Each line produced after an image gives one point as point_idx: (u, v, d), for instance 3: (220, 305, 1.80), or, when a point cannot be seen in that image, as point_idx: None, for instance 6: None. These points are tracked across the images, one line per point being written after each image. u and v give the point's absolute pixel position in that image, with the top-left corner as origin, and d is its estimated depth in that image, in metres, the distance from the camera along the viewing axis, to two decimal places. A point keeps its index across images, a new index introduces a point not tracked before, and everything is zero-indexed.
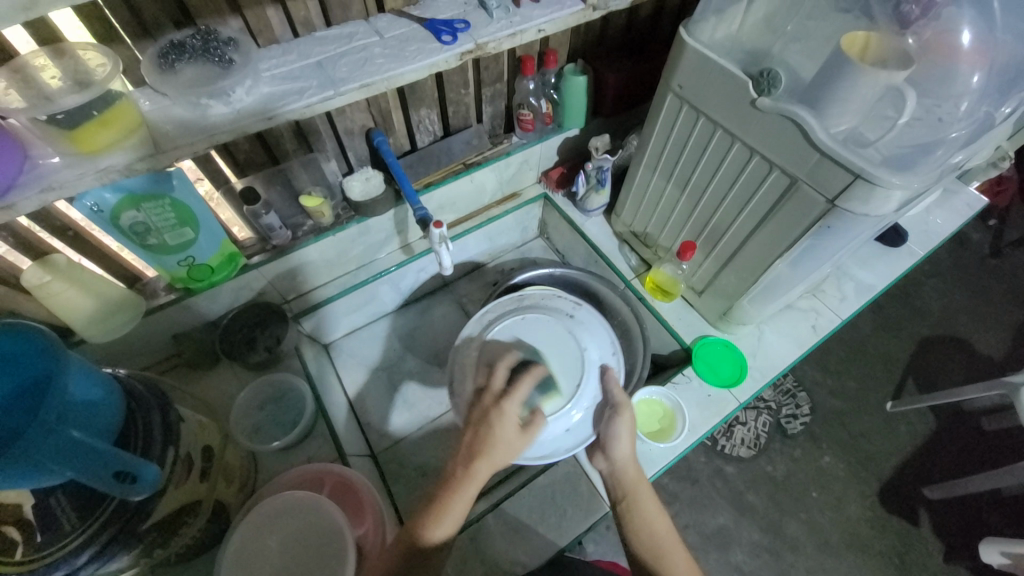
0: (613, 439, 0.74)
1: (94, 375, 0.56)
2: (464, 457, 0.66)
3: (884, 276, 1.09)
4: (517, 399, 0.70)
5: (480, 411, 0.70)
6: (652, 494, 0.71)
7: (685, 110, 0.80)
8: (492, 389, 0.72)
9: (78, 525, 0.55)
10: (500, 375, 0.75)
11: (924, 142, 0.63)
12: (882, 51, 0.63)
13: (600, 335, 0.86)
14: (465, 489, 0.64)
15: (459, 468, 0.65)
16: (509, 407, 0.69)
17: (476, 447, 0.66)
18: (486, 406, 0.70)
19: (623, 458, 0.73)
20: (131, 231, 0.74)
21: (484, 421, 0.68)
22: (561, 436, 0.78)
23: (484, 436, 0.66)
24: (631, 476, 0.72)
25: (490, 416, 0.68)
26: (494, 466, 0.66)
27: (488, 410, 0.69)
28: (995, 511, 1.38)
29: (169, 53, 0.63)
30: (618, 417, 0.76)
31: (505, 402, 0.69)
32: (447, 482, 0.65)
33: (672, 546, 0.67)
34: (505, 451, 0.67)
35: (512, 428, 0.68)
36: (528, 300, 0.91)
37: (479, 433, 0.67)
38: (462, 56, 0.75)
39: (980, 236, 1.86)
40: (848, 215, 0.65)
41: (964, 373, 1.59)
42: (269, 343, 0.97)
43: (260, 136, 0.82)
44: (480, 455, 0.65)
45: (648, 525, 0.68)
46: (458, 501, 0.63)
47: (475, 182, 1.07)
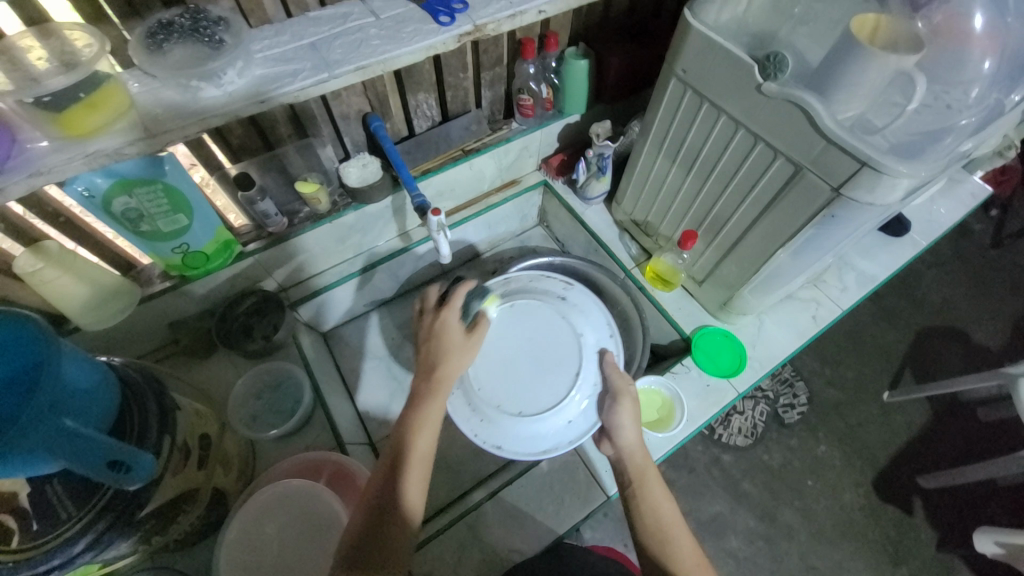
0: (618, 427, 0.75)
1: (87, 362, 0.55)
2: (422, 375, 0.71)
3: (885, 266, 1.08)
4: (454, 309, 0.74)
5: (426, 329, 0.75)
6: (660, 481, 0.70)
7: (688, 95, 0.79)
8: (431, 305, 0.76)
9: (76, 512, 0.55)
10: (433, 293, 0.78)
11: (933, 130, 0.61)
12: (891, 34, 0.61)
13: (593, 317, 0.88)
14: (430, 406, 0.68)
15: (421, 389, 0.70)
16: (452, 316, 0.74)
17: (430, 363, 0.72)
18: (430, 322, 0.75)
19: (629, 445, 0.73)
20: (124, 218, 0.73)
21: (432, 338, 0.73)
22: (564, 427, 0.82)
23: (434, 352, 0.72)
24: (637, 462, 0.72)
25: (437, 330, 0.73)
26: (452, 372, 0.71)
27: (432, 325, 0.74)
28: (988, 500, 1.40)
29: (158, 32, 0.62)
30: (617, 406, 0.77)
31: (443, 312, 0.74)
32: (412, 403, 0.69)
33: (676, 531, 0.66)
34: (458, 359, 0.72)
35: (459, 337, 0.73)
36: (516, 283, 0.93)
37: (431, 351, 0.72)
38: (461, 38, 0.73)
39: (982, 226, 1.85)
40: (853, 204, 0.64)
41: (962, 363, 1.59)
42: (267, 331, 0.96)
43: (254, 121, 0.81)
44: (433, 367, 0.71)
45: (654, 513, 0.67)
46: (429, 410, 0.68)
47: (475, 168, 1.06)
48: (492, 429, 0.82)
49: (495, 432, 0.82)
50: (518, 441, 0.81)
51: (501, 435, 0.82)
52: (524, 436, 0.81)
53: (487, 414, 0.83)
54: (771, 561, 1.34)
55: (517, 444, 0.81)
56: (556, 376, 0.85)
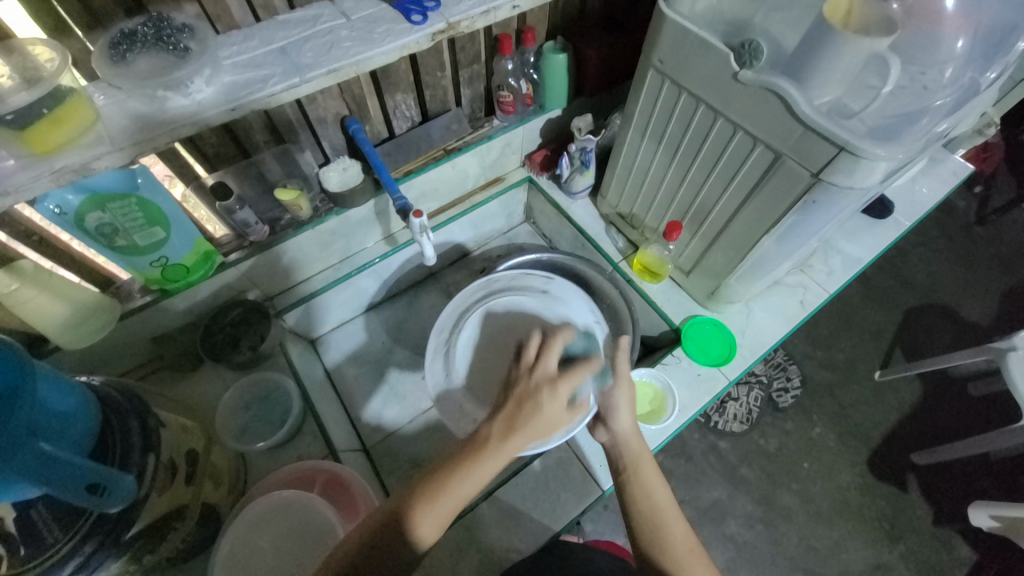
0: (613, 410, 0.73)
1: (64, 384, 0.55)
2: (503, 427, 0.60)
3: (870, 248, 1.09)
4: (569, 386, 0.65)
5: (527, 385, 0.64)
6: (655, 468, 0.69)
7: (667, 86, 0.78)
8: (544, 368, 0.66)
9: (62, 536, 0.54)
10: (553, 355, 0.67)
11: (908, 111, 0.61)
12: (864, 17, 0.61)
13: (576, 306, 0.93)
14: (493, 461, 0.58)
15: (494, 437, 0.59)
16: (562, 388, 0.64)
17: (518, 420, 0.61)
18: (534, 384, 0.64)
19: (625, 430, 0.72)
20: (98, 233, 0.71)
21: (532, 401, 0.62)
22: None
23: (529, 410, 0.61)
24: (633, 448, 0.70)
25: (540, 393, 0.63)
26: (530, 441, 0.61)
27: (537, 390, 0.63)
28: (981, 474, 1.42)
29: (121, 43, 0.60)
30: (614, 391, 0.74)
31: (561, 386, 0.63)
32: (476, 445, 0.59)
33: (669, 516, 0.65)
34: (544, 431, 0.62)
35: (562, 410, 0.63)
36: (498, 283, 0.95)
37: (524, 406, 0.61)
38: (434, 37, 0.72)
39: (966, 204, 1.87)
40: (832, 189, 0.64)
41: (951, 340, 1.61)
42: (253, 342, 0.95)
43: (228, 129, 0.79)
44: (525, 431, 0.60)
45: (648, 499, 0.66)
46: (475, 475, 0.57)
47: (457, 168, 1.05)
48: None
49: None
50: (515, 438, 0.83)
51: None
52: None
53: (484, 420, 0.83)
54: (771, 545, 1.35)
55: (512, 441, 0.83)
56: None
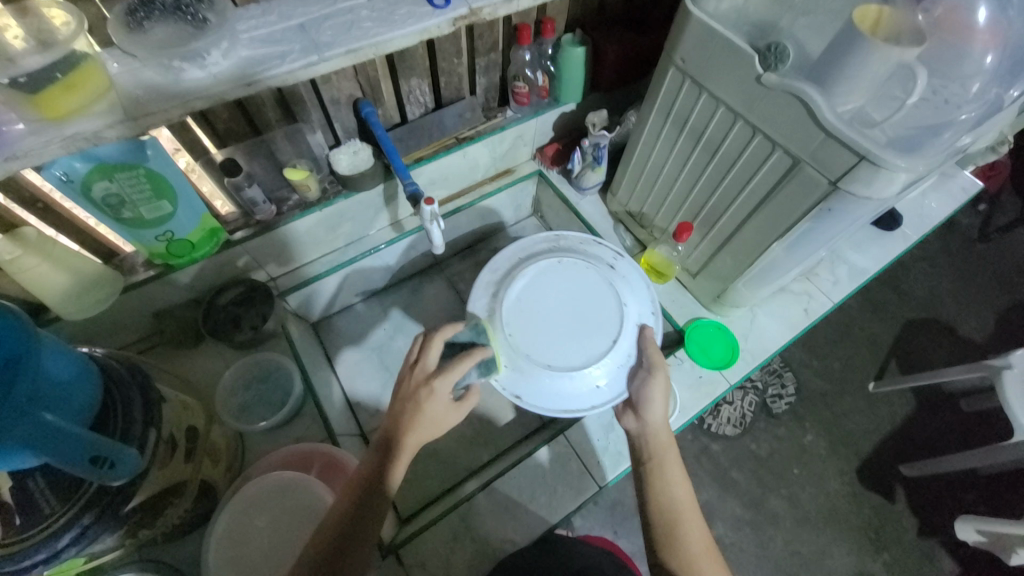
0: (645, 398, 0.76)
1: (67, 353, 0.54)
2: (390, 426, 0.65)
3: (876, 260, 1.09)
4: (449, 379, 0.68)
5: (409, 387, 0.68)
6: (679, 463, 0.70)
7: (687, 85, 0.77)
8: (423, 367, 0.70)
9: (58, 507, 0.53)
10: (434, 351, 0.71)
11: (930, 124, 0.61)
12: (894, 25, 0.60)
13: (636, 287, 0.92)
14: (403, 454, 0.64)
15: (388, 437, 0.65)
16: (439, 385, 0.67)
17: (402, 423, 0.65)
18: (415, 385, 0.68)
19: (655, 421, 0.74)
20: (104, 204, 0.70)
21: (413, 401, 0.66)
22: (592, 390, 0.83)
23: (414, 412, 0.66)
24: (660, 439, 0.72)
25: (419, 395, 0.67)
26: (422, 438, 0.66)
27: (417, 390, 0.67)
28: (968, 489, 1.44)
29: (138, 10, 0.59)
30: (651, 379, 0.78)
31: (436, 382, 0.67)
32: (386, 445, 0.64)
33: (686, 511, 0.66)
34: (434, 426, 0.67)
35: (444, 408, 0.67)
36: (564, 242, 0.96)
37: (406, 409, 0.66)
38: (455, 21, 0.71)
39: (969, 221, 1.87)
40: (849, 198, 0.64)
41: (946, 356, 1.62)
42: (255, 321, 0.94)
43: (240, 104, 0.78)
44: (409, 430, 0.65)
45: (666, 492, 0.67)
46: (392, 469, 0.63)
47: (468, 157, 1.04)
48: (515, 378, 0.83)
49: (519, 381, 0.83)
50: (538, 394, 0.83)
51: (523, 385, 0.84)
52: (548, 391, 0.83)
53: (520, 364, 0.84)
54: (757, 548, 1.37)
55: (536, 395, 0.83)
56: (592, 342, 0.86)
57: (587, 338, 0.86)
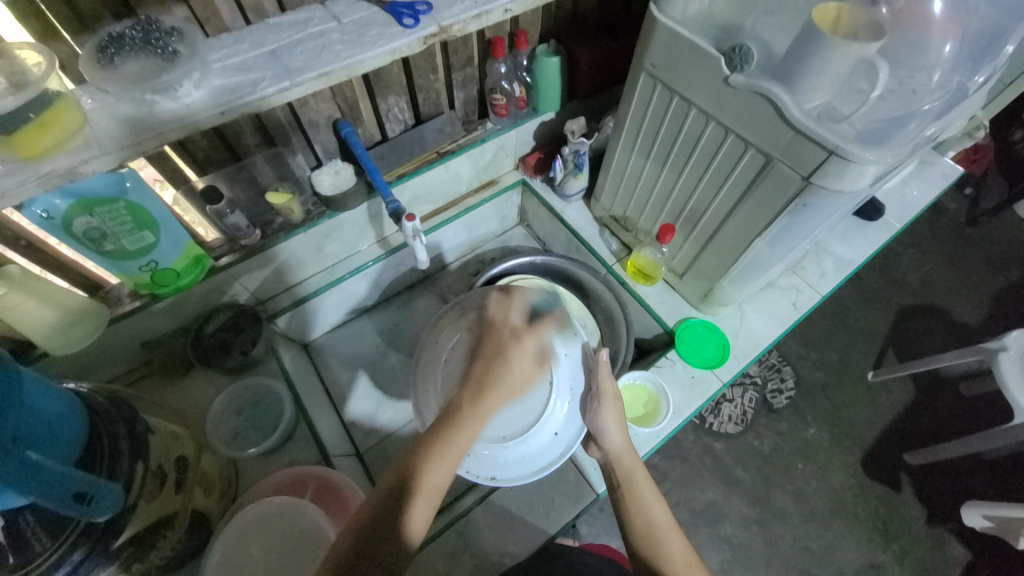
0: (601, 432, 0.73)
1: (50, 389, 0.54)
2: (472, 390, 0.67)
3: (861, 250, 1.10)
4: (538, 338, 0.72)
5: (499, 343, 0.71)
6: (648, 479, 0.71)
7: (659, 90, 0.78)
8: (511, 323, 0.73)
9: (50, 544, 0.52)
10: (516, 309, 0.74)
11: (896, 116, 0.61)
12: (853, 23, 0.61)
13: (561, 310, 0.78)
14: (475, 422, 0.65)
15: (466, 401, 0.66)
16: (529, 343, 0.71)
17: (487, 381, 0.68)
18: (505, 338, 0.72)
19: (616, 450, 0.73)
20: (86, 238, 0.71)
21: (502, 359, 0.70)
22: (553, 439, 0.73)
23: (501, 371, 0.69)
24: (626, 463, 0.72)
25: (509, 351, 0.70)
26: (501, 400, 0.69)
27: (507, 344, 0.71)
28: (974, 474, 1.43)
29: (109, 46, 0.59)
30: (602, 411, 0.73)
31: (524, 339, 0.71)
32: (451, 416, 0.65)
33: (666, 531, 0.65)
34: (517, 387, 0.70)
35: (530, 369, 0.71)
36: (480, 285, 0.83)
37: (494, 366, 0.69)
38: (425, 40, 0.72)
39: (956, 205, 1.89)
40: (823, 192, 0.64)
41: (943, 341, 1.62)
42: (244, 346, 0.94)
43: (218, 131, 0.79)
44: (491, 389, 0.68)
45: (643, 511, 0.67)
46: (460, 435, 0.63)
47: (451, 170, 1.05)
48: (477, 461, 0.71)
49: (481, 463, 0.71)
50: (508, 467, 0.72)
51: (490, 465, 0.72)
52: (514, 460, 0.72)
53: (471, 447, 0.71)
54: (766, 545, 1.35)
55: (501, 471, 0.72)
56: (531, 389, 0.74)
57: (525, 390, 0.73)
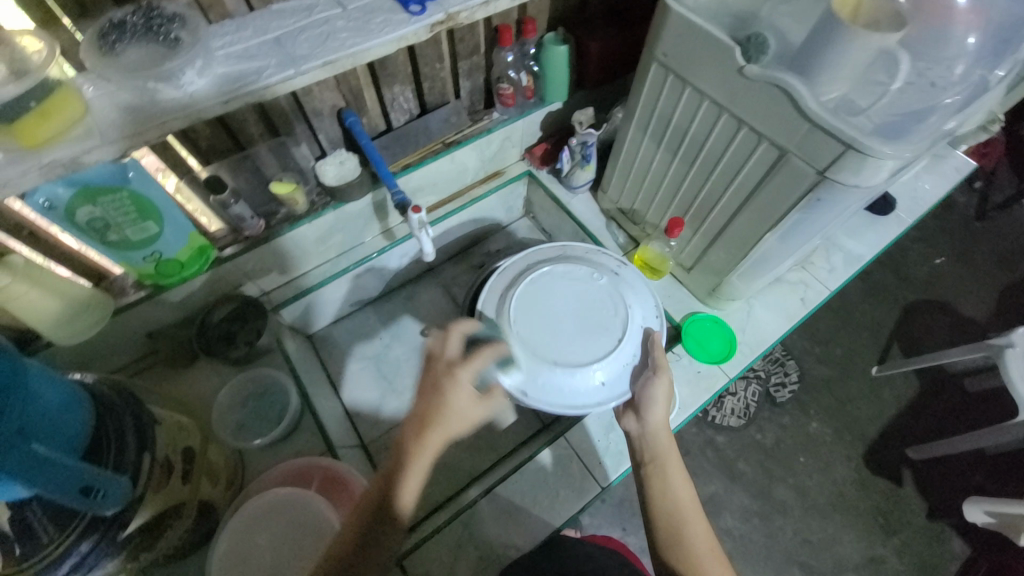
0: (650, 402, 0.74)
1: (55, 380, 0.54)
2: (415, 425, 0.63)
3: (871, 245, 1.08)
4: (471, 369, 0.66)
5: (432, 378, 0.66)
6: (680, 465, 0.69)
7: (670, 80, 0.77)
8: (446, 356, 0.68)
9: (57, 535, 0.53)
10: (451, 342, 0.69)
11: (916, 109, 0.60)
12: (873, 12, 0.60)
13: (642, 294, 0.90)
14: (415, 463, 0.61)
15: (408, 438, 0.62)
16: (463, 374, 0.66)
17: (428, 416, 0.63)
18: (438, 373, 0.66)
19: (655, 424, 0.73)
20: (90, 228, 0.70)
21: (436, 390, 0.65)
22: (593, 388, 0.81)
23: (437, 406, 0.63)
24: (660, 443, 0.71)
25: (444, 383, 0.65)
26: (447, 435, 0.63)
27: (441, 378, 0.66)
28: (977, 469, 1.43)
29: (110, 32, 0.58)
30: (653, 380, 0.76)
31: (458, 371, 0.65)
32: (396, 458, 0.62)
33: (691, 517, 0.65)
34: (461, 421, 0.64)
35: (469, 401, 0.64)
36: (572, 252, 0.94)
37: (431, 402, 0.64)
38: (433, 28, 0.70)
39: (966, 199, 1.86)
40: (838, 187, 0.63)
41: (948, 336, 1.61)
42: (250, 337, 0.93)
43: (222, 120, 0.77)
44: (431, 425, 0.62)
45: (668, 493, 0.67)
46: (406, 478, 0.60)
47: (456, 161, 1.03)
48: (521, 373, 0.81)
49: (523, 377, 0.81)
50: (542, 391, 0.80)
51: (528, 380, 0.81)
52: (552, 386, 0.80)
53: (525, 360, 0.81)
54: (766, 538, 1.36)
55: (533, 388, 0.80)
56: (598, 342, 0.84)
57: (593, 338, 0.84)
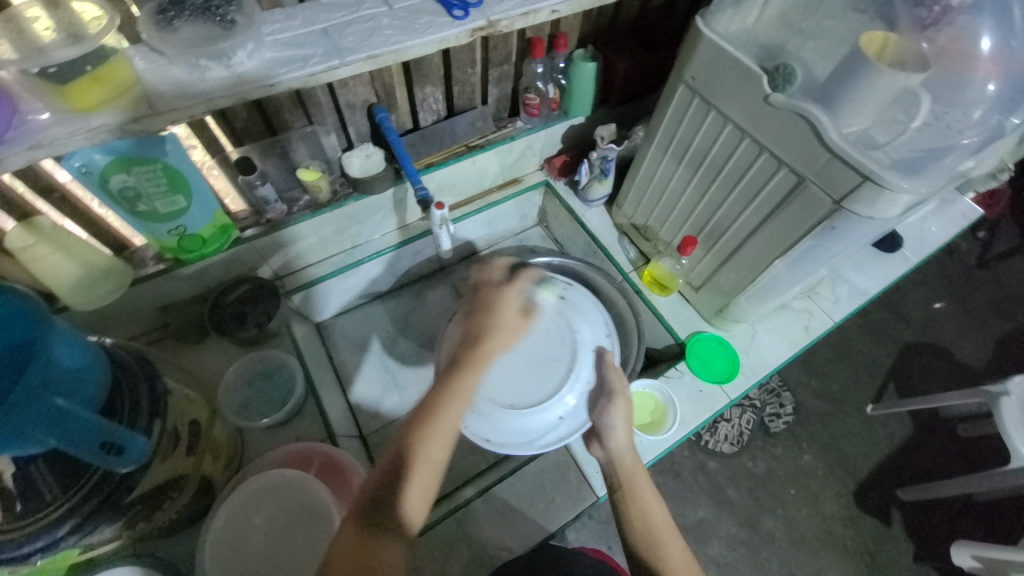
0: (609, 428, 0.75)
1: (78, 340, 0.54)
2: (470, 342, 0.71)
3: (876, 280, 1.10)
4: (517, 288, 0.76)
5: (484, 300, 0.76)
6: (649, 484, 0.70)
7: (695, 102, 0.79)
8: (494, 280, 0.78)
9: (61, 495, 0.54)
10: (497, 270, 0.79)
11: (933, 148, 0.62)
12: (898, 52, 0.63)
13: (591, 317, 0.91)
14: (471, 376, 0.68)
15: (465, 352, 0.70)
16: (511, 292, 0.76)
17: (483, 330, 0.72)
18: (489, 292, 0.76)
19: (620, 447, 0.73)
20: (121, 197, 0.72)
21: (488, 308, 0.74)
22: (556, 423, 0.83)
23: (491, 320, 0.73)
24: (626, 466, 0.72)
25: (492, 297, 0.75)
26: (499, 342, 0.72)
27: (490, 294, 0.76)
28: (966, 515, 1.43)
29: (169, 9, 0.61)
30: (611, 408, 0.77)
31: (507, 288, 0.75)
32: (454, 367, 0.70)
33: (666, 536, 0.65)
34: (509, 332, 0.73)
35: (516, 311, 0.74)
36: None
37: (484, 316, 0.73)
38: (473, 33, 0.73)
39: (968, 247, 1.89)
40: (853, 217, 0.65)
41: (944, 380, 1.63)
42: (259, 320, 0.94)
43: (258, 104, 0.79)
44: (487, 337, 0.71)
45: (642, 515, 0.67)
46: (461, 392, 0.66)
47: (478, 165, 1.06)
48: (481, 421, 0.83)
49: (485, 424, 0.83)
50: (506, 433, 0.83)
51: (490, 428, 0.83)
52: (516, 428, 0.83)
53: (480, 407, 0.83)
54: (752, 567, 1.35)
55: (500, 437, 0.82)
56: (549, 373, 0.86)
57: (544, 372, 0.86)
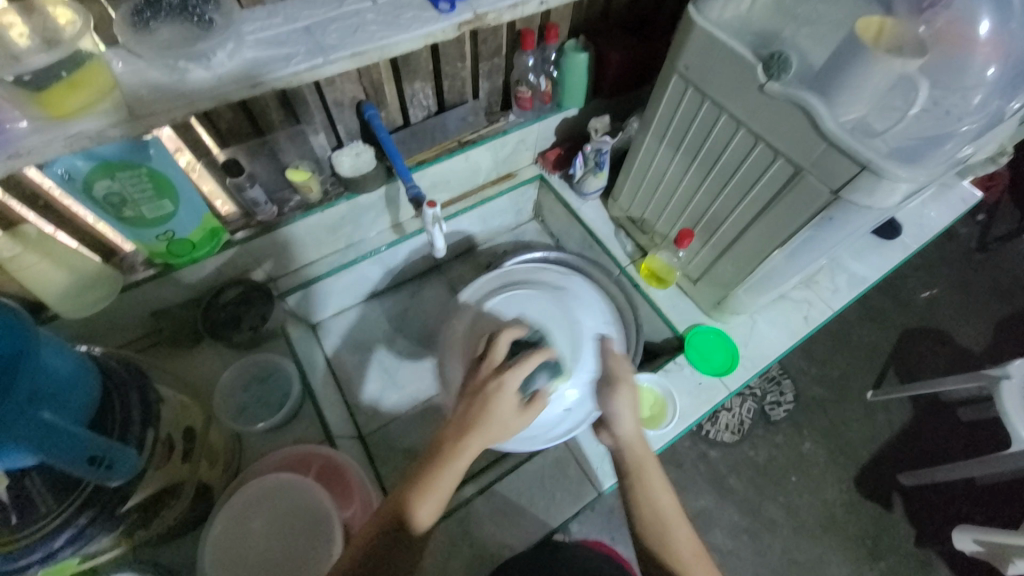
0: (616, 417, 0.73)
1: (65, 350, 0.54)
2: (457, 428, 0.63)
3: (875, 268, 1.10)
4: (519, 373, 0.66)
5: (477, 386, 0.67)
6: (660, 475, 0.69)
7: (689, 92, 0.78)
8: (494, 364, 0.68)
9: (55, 506, 0.53)
10: (500, 348, 0.70)
11: (930, 135, 0.61)
12: (896, 36, 0.61)
13: (591, 308, 0.97)
14: (456, 463, 0.61)
15: (453, 436, 0.62)
16: (509, 380, 0.65)
17: (472, 420, 0.63)
18: (487, 382, 0.66)
19: (628, 437, 0.71)
20: (107, 203, 0.71)
21: (482, 400, 0.64)
22: (562, 415, 0.86)
23: (480, 413, 0.63)
24: (635, 454, 0.70)
25: (492, 391, 0.64)
26: (487, 441, 0.63)
27: (486, 385, 0.66)
28: (967, 499, 1.43)
29: (144, 10, 0.59)
30: (614, 395, 0.75)
31: (506, 376, 0.65)
32: (439, 450, 0.62)
33: (673, 521, 0.65)
34: (500, 428, 0.64)
35: (512, 410, 0.64)
36: (519, 276, 1.01)
37: (475, 406, 0.64)
38: (461, 26, 0.71)
39: (967, 230, 1.88)
40: (851, 207, 0.64)
41: (944, 365, 1.62)
42: (254, 322, 0.93)
43: (244, 105, 0.78)
44: (473, 430, 0.62)
45: (652, 503, 0.66)
46: (445, 479, 0.59)
47: (470, 160, 1.04)
48: None
49: None
50: (516, 431, 0.86)
51: None
52: (525, 427, 0.86)
53: None
54: (754, 555, 1.36)
55: (514, 436, 0.85)
56: None
57: None
